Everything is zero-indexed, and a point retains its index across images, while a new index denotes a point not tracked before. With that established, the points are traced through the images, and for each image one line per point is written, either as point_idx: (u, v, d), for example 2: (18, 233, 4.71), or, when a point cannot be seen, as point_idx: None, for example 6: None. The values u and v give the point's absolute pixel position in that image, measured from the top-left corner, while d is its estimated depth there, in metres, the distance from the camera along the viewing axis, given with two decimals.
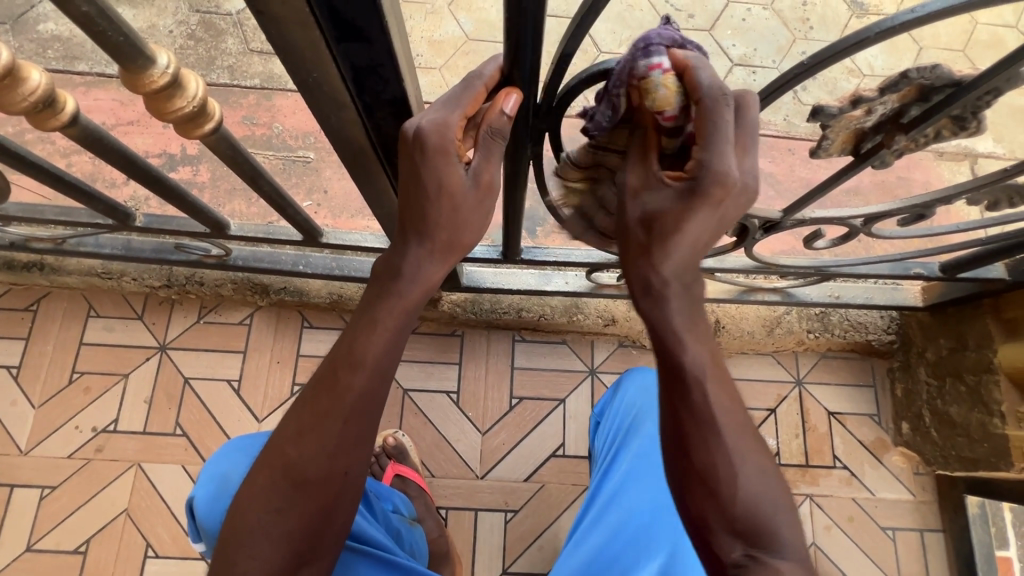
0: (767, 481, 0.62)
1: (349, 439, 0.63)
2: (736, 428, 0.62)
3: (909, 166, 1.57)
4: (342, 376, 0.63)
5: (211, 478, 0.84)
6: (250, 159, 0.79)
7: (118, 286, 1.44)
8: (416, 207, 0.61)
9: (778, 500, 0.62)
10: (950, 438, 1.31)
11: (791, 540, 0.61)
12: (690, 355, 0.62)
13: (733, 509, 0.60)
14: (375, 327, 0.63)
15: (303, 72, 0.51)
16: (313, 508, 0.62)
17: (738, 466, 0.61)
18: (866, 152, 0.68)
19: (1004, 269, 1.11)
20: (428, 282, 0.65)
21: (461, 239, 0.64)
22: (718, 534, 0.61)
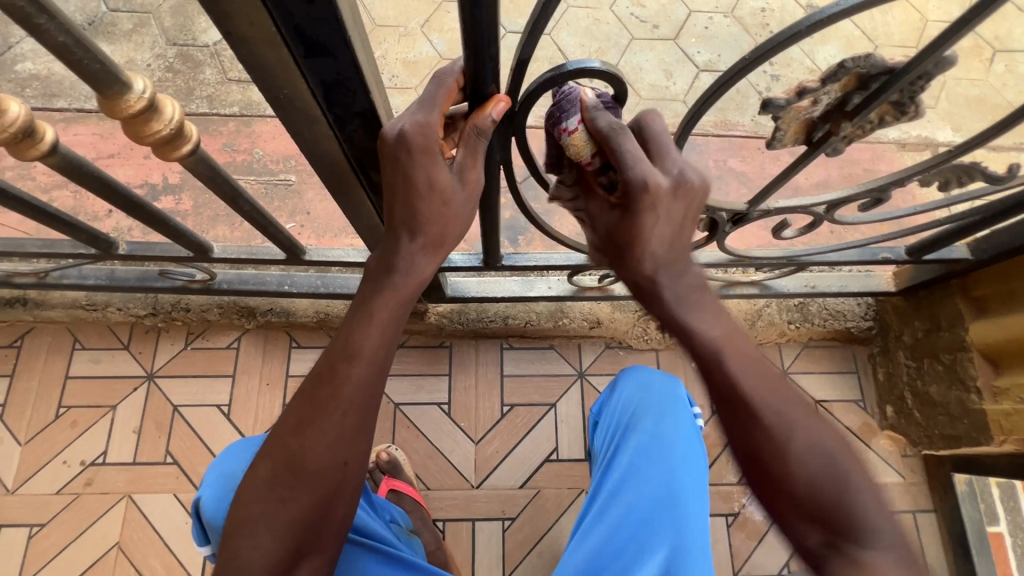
0: (828, 453, 0.66)
1: (348, 430, 0.63)
2: (784, 403, 0.67)
3: (873, 158, 1.64)
4: (340, 367, 0.62)
5: (220, 477, 0.81)
6: (230, 179, 0.81)
7: (102, 317, 1.44)
8: (405, 209, 0.62)
9: (854, 478, 0.65)
10: (932, 418, 1.34)
11: (880, 518, 0.64)
12: (703, 332, 0.68)
13: (794, 486, 0.65)
14: (372, 319, 0.63)
15: (275, 90, 0.54)
16: (315, 499, 0.62)
17: (801, 445, 0.65)
18: (817, 140, 0.71)
19: (967, 249, 1.16)
20: (421, 276, 0.65)
21: (451, 233, 0.64)
22: (803, 524, 0.65)
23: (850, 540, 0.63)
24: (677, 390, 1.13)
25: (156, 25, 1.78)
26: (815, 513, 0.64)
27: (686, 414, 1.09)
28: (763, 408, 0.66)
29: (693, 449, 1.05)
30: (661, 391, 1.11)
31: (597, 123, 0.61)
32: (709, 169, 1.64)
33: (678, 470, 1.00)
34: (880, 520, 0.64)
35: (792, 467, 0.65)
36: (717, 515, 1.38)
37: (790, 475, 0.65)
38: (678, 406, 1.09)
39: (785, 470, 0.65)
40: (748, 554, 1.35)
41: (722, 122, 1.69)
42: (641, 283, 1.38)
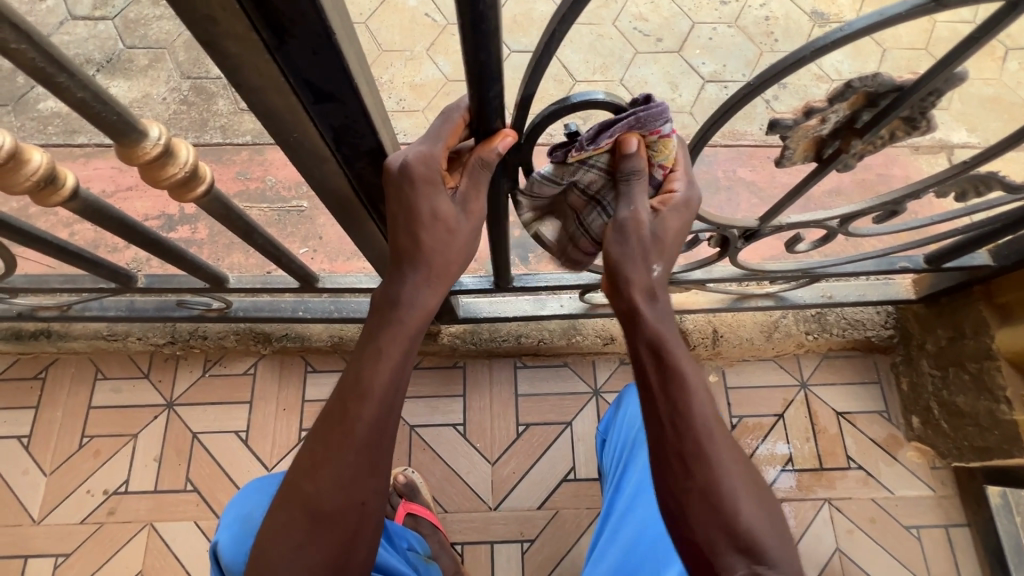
0: (768, 516, 0.65)
1: (362, 470, 0.62)
2: (737, 458, 0.67)
3: (887, 163, 1.61)
4: (351, 407, 0.62)
5: (235, 519, 0.81)
6: (243, 215, 0.83)
7: (123, 347, 1.47)
8: (408, 240, 0.62)
9: (778, 526, 0.66)
10: (960, 428, 1.29)
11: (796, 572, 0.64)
12: (679, 362, 0.68)
13: (732, 527, 0.63)
14: (380, 356, 0.63)
15: (286, 133, 0.55)
16: (335, 541, 0.62)
17: (734, 477, 0.65)
18: (828, 157, 0.71)
19: (988, 256, 1.13)
20: (426, 308, 0.65)
21: (454, 264, 0.64)
22: (724, 561, 0.63)
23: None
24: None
25: (170, 60, 1.84)
26: (743, 558, 0.63)
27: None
28: (725, 457, 0.66)
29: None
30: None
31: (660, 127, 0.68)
32: (719, 180, 1.63)
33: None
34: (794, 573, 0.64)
35: (737, 507, 0.64)
36: None
37: (732, 525, 0.63)
38: None
39: (738, 526, 0.63)
40: None
41: (730, 132, 1.68)
42: None
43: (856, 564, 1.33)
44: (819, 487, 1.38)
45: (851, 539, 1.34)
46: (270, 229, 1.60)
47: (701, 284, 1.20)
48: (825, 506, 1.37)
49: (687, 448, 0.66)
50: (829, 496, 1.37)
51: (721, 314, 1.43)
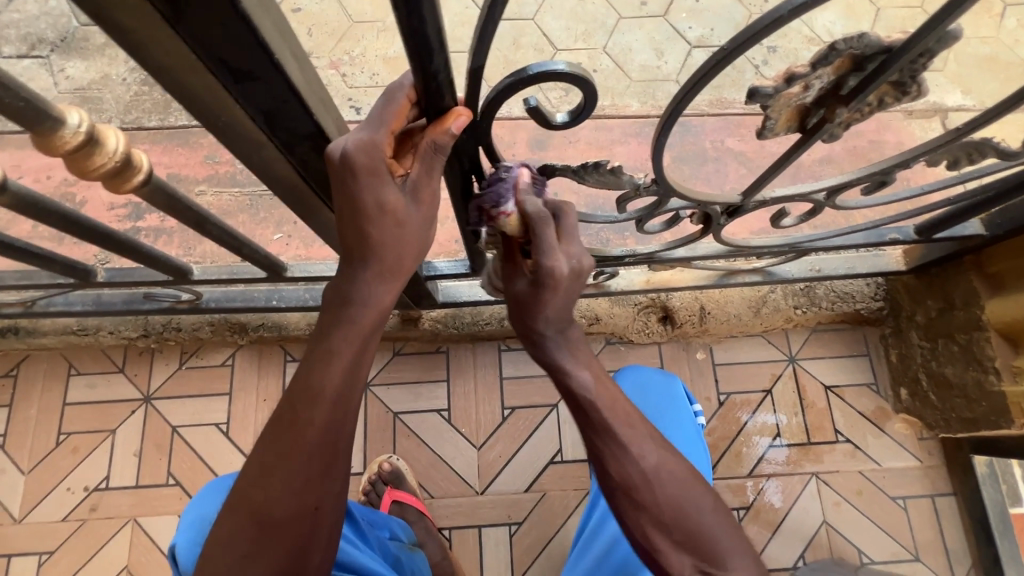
0: (696, 501, 0.71)
1: (315, 476, 0.62)
2: (647, 448, 0.71)
3: (879, 129, 1.56)
4: (301, 412, 0.61)
5: (192, 523, 0.79)
6: (192, 205, 0.78)
7: (95, 342, 1.43)
8: (357, 236, 0.58)
9: (708, 507, 0.71)
10: (949, 400, 1.28)
11: (733, 546, 0.70)
12: (578, 380, 0.72)
13: (666, 520, 0.69)
14: (331, 357, 0.61)
15: (212, 118, 0.50)
16: (287, 546, 0.62)
17: (651, 472, 0.70)
18: (812, 127, 0.66)
19: (980, 225, 1.10)
20: (380, 305, 0.62)
21: (408, 258, 0.61)
22: (668, 555, 0.69)
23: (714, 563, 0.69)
24: (675, 388, 1.10)
25: None
26: (685, 545, 0.69)
27: (686, 415, 1.06)
28: (633, 451, 0.70)
29: (695, 450, 1.01)
30: (659, 392, 1.08)
31: (527, 205, 0.65)
32: (707, 151, 1.57)
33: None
34: (733, 543, 0.70)
35: (662, 502, 0.69)
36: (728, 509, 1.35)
37: (654, 510, 0.69)
38: (673, 413, 1.05)
39: (665, 517, 0.69)
40: (761, 547, 1.32)
41: (718, 101, 1.62)
42: (639, 276, 1.34)
43: (842, 536, 1.33)
44: (807, 462, 1.37)
45: (838, 511, 1.35)
46: (243, 215, 1.55)
47: (686, 262, 1.16)
48: (813, 479, 1.36)
49: (599, 453, 0.71)
50: (816, 470, 1.37)
51: (708, 291, 1.40)
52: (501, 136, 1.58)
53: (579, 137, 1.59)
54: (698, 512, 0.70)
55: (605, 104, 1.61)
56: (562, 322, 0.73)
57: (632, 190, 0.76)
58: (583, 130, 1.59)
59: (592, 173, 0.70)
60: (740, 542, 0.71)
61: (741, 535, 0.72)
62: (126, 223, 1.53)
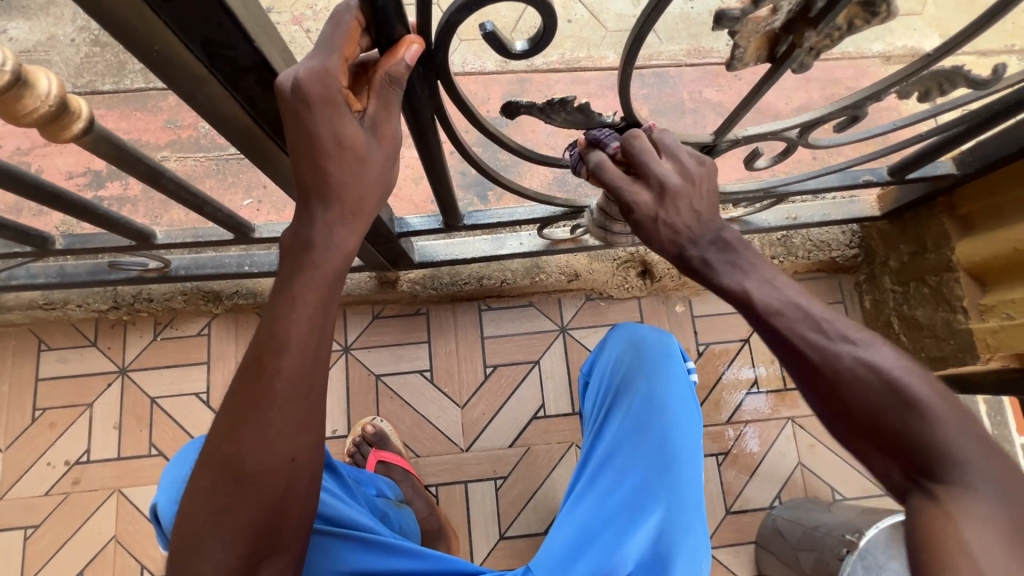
0: (911, 396, 0.57)
1: (289, 426, 0.61)
2: (850, 347, 0.59)
3: (857, 76, 1.54)
4: (267, 361, 0.59)
5: (171, 483, 0.78)
6: (142, 156, 0.74)
7: (64, 315, 1.39)
8: (314, 175, 0.56)
9: (933, 411, 0.57)
10: (919, 340, 1.31)
11: (966, 455, 0.55)
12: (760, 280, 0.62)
13: (865, 424, 0.58)
14: (295, 304, 0.59)
15: (144, 46, 0.47)
16: (265, 498, 0.61)
17: (853, 365, 0.58)
18: (781, 55, 0.64)
19: (952, 164, 1.09)
20: (343, 248, 0.59)
21: (370, 199, 0.59)
22: (873, 458, 0.59)
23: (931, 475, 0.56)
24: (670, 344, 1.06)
25: None
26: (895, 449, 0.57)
27: (680, 369, 1.03)
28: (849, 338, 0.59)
29: (688, 403, 0.98)
30: (652, 348, 1.04)
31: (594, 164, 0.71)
32: (685, 102, 1.55)
33: (674, 429, 0.94)
34: (968, 448, 0.55)
35: (859, 402, 0.58)
36: (707, 455, 1.39)
37: (863, 402, 0.58)
38: (670, 369, 1.01)
39: (868, 417, 0.58)
40: (739, 489, 1.37)
41: (695, 50, 1.58)
42: None
43: (817, 476, 1.38)
44: (783, 407, 1.41)
45: (813, 453, 1.39)
46: (210, 181, 1.50)
47: None
48: (789, 424, 1.40)
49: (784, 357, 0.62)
50: (792, 415, 1.41)
51: None
52: (474, 91, 1.53)
53: (555, 91, 1.55)
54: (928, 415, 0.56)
55: (581, 56, 1.56)
56: (708, 231, 0.64)
57: (602, 130, 0.74)
58: (558, 83, 1.55)
59: (559, 111, 0.68)
60: (983, 454, 0.55)
61: (989, 452, 0.56)
62: (87, 192, 1.46)
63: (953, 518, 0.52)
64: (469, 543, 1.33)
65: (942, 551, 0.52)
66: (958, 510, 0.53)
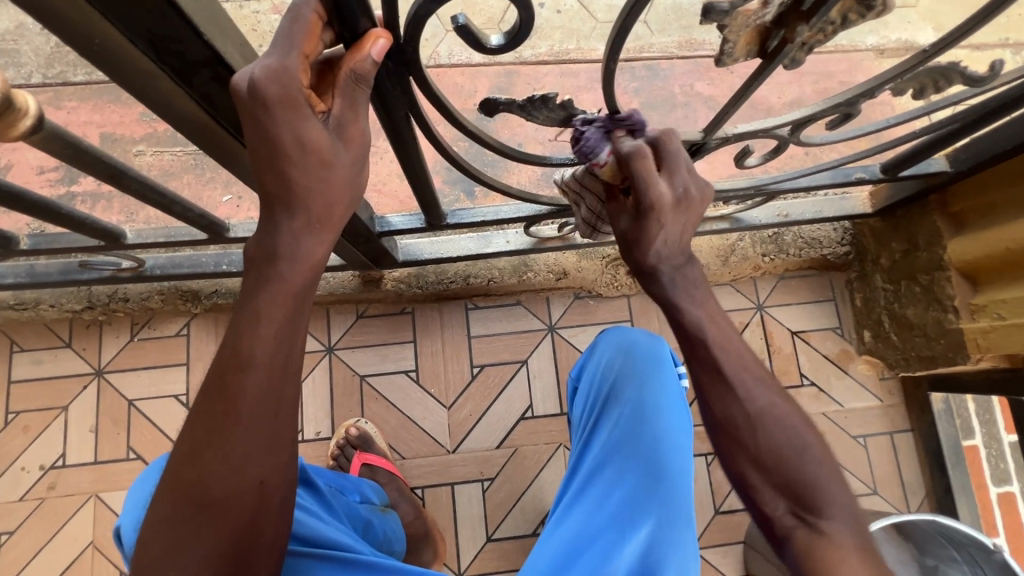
0: (801, 438, 0.66)
1: (255, 448, 0.58)
2: (757, 390, 0.67)
3: (850, 69, 1.52)
4: (231, 379, 0.56)
5: (137, 504, 0.75)
6: (100, 154, 0.70)
7: (36, 316, 1.35)
8: (279, 182, 0.52)
9: (812, 454, 0.65)
10: (908, 339, 1.29)
11: (839, 498, 0.64)
12: (690, 317, 0.69)
13: (761, 455, 0.65)
14: (260, 318, 0.56)
15: (84, 39, 0.44)
16: (231, 523, 0.58)
17: (758, 404, 0.66)
18: (772, 51, 0.62)
19: (946, 162, 1.07)
20: (311, 259, 0.56)
21: (339, 205, 0.55)
22: (765, 492, 0.65)
23: (815, 513, 0.63)
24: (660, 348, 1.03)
25: None
26: (784, 486, 0.64)
27: (671, 373, 1.00)
28: (741, 391, 0.66)
29: (677, 408, 0.96)
30: (642, 352, 1.01)
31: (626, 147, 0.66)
32: (676, 96, 1.52)
33: (663, 437, 0.92)
34: (837, 492, 0.64)
35: (761, 440, 0.65)
36: (696, 456, 1.38)
37: (755, 449, 0.65)
38: (660, 374, 0.99)
39: (766, 453, 0.65)
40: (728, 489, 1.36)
41: (687, 42, 1.54)
42: None
43: None
44: None
45: None
46: (188, 176, 1.45)
47: None
48: None
49: (702, 391, 0.68)
50: None
51: None
52: (461, 84, 1.49)
53: (544, 84, 1.51)
54: (806, 460, 0.65)
55: (570, 47, 1.52)
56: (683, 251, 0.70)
57: None
58: (547, 76, 1.51)
59: (540, 108, 0.65)
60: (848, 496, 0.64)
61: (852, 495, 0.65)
62: (59, 188, 1.41)
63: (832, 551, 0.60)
64: (455, 546, 1.31)
65: None
66: (834, 541, 0.61)
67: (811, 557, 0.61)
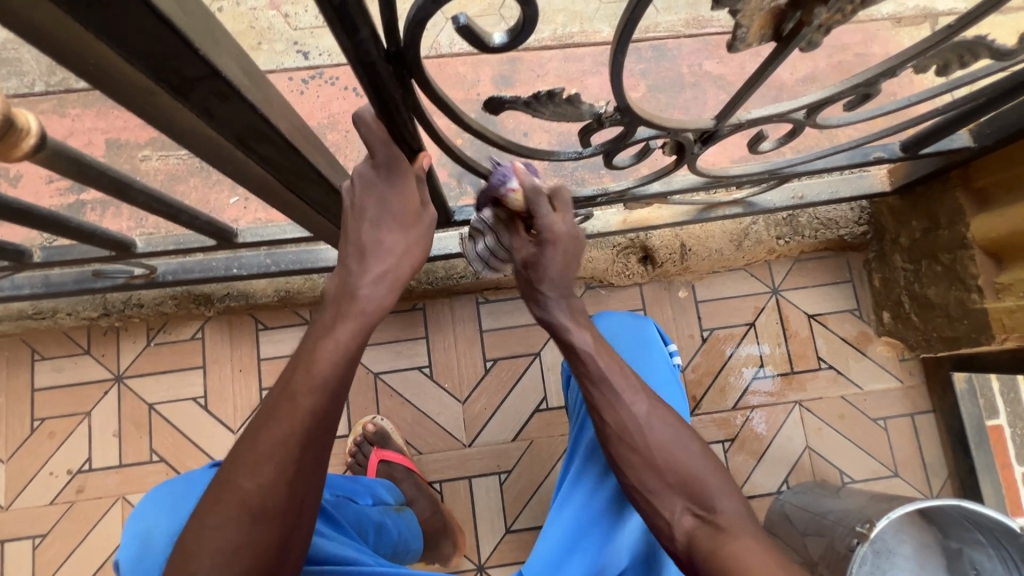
0: (682, 437, 0.73)
1: (310, 465, 0.64)
2: (639, 396, 0.75)
3: (866, 40, 1.46)
4: (295, 399, 0.63)
5: (134, 536, 0.75)
6: (105, 168, 0.70)
7: (55, 324, 1.37)
8: (372, 238, 0.69)
9: (694, 451, 0.73)
10: (931, 320, 1.27)
11: (723, 489, 0.71)
12: (577, 337, 0.79)
13: (654, 458, 0.72)
14: (330, 344, 0.65)
15: (80, 60, 0.43)
16: (275, 535, 0.63)
17: (638, 413, 0.74)
18: (787, 34, 0.59)
19: (969, 136, 1.03)
20: (381, 298, 0.69)
21: (410, 259, 0.71)
22: (662, 496, 0.71)
23: (708, 507, 0.69)
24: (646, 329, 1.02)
25: None
26: (675, 484, 0.71)
27: (660, 355, 0.98)
28: (626, 399, 0.74)
29: (671, 391, 0.94)
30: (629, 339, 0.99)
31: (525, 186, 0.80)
32: (684, 76, 1.47)
33: None
34: (721, 482, 0.71)
35: (651, 443, 0.72)
36: (713, 443, 1.37)
37: (648, 456, 0.72)
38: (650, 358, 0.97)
39: (655, 455, 0.72)
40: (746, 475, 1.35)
41: (694, 20, 1.50)
42: (616, 217, 1.28)
43: (825, 460, 1.36)
44: (790, 391, 1.39)
45: (820, 436, 1.37)
46: (195, 179, 1.45)
47: (662, 198, 1.12)
48: (796, 408, 1.38)
49: (595, 402, 0.76)
50: (800, 398, 1.38)
51: (689, 226, 1.35)
52: (463, 74, 1.46)
53: (548, 70, 1.47)
54: (692, 457, 0.72)
55: (574, 31, 1.48)
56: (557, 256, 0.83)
57: (594, 121, 0.69)
58: (551, 61, 1.47)
59: (546, 104, 0.63)
60: (730, 487, 0.71)
61: (732, 483, 0.72)
62: (68, 196, 1.41)
63: (726, 541, 0.66)
64: (474, 538, 1.32)
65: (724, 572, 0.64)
66: (727, 530, 0.67)
67: (715, 554, 0.66)
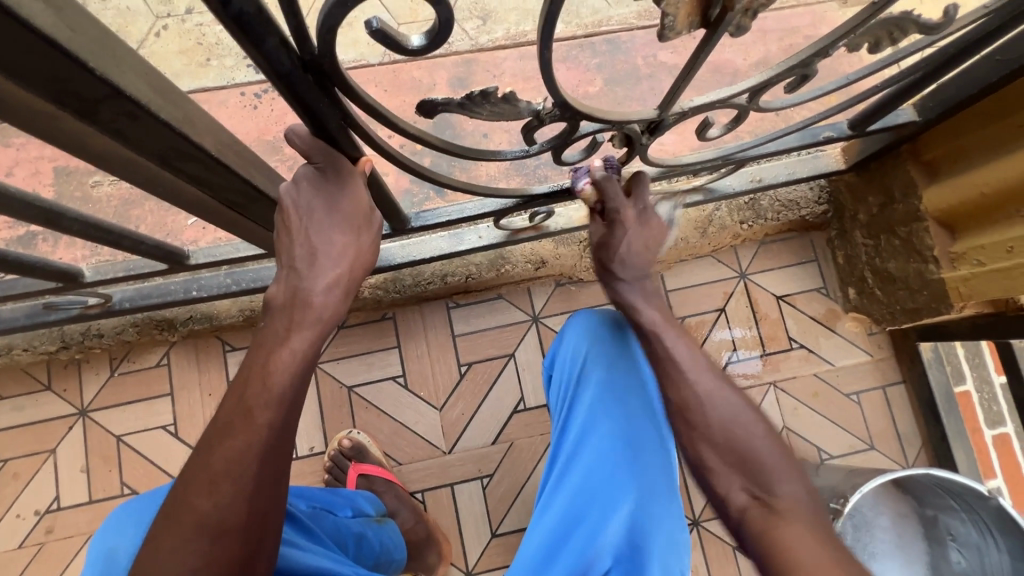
0: (749, 415, 0.74)
1: (268, 480, 0.62)
2: (705, 374, 0.77)
3: (815, 22, 1.48)
4: (251, 412, 0.61)
5: (99, 555, 0.71)
6: (31, 198, 0.67)
7: (12, 361, 1.32)
8: (320, 238, 0.66)
9: (757, 431, 0.73)
10: (893, 294, 1.29)
11: (784, 470, 0.71)
12: (646, 316, 0.84)
13: (713, 436, 0.74)
14: (284, 354, 0.63)
15: None
16: (235, 553, 0.60)
17: (700, 391, 0.76)
18: (715, 20, 0.59)
19: (913, 111, 1.05)
20: (335, 305, 0.67)
21: (360, 263, 0.69)
22: (721, 474, 0.72)
23: (767, 489, 0.69)
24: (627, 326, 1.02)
25: None
26: (737, 462, 0.72)
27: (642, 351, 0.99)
28: (690, 377, 0.77)
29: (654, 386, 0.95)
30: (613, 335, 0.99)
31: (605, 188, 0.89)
32: (639, 68, 1.48)
33: (638, 415, 0.92)
34: (780, 462, 0.71)
35: (709, 418, 0.74)
36: None
37: (709, 434, 0.74)
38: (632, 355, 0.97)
39: (710, 433, 0.74)
40: None
41: (646, 12, 1.50)
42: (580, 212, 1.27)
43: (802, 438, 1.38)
44: (764, 373, 1.40)
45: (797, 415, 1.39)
46: (150, 202, 1.41)
47: None
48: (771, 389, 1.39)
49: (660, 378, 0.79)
50: (774, 379, 1.40)
51: None
52: (418, 79, 1.44)
53: (504, 69, 1.46)
54: (756, 439, 0.73)
55: (527, 30, 1.48)
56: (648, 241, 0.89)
57: (533, 118, 0.68)
58: (506, 61, 1.46)
59: (482, 104, 0.62)
60: (794, 469, 0.71)
61: (797, 467, 0.71)
62: (17, 228, 1.37)
63: (787, 522, 0.65)
64: (460, 545, 1.31)
65: (778, 554, 0.63)
66: (785, 511, 0.67)
67: (766, 533, 0.65)
